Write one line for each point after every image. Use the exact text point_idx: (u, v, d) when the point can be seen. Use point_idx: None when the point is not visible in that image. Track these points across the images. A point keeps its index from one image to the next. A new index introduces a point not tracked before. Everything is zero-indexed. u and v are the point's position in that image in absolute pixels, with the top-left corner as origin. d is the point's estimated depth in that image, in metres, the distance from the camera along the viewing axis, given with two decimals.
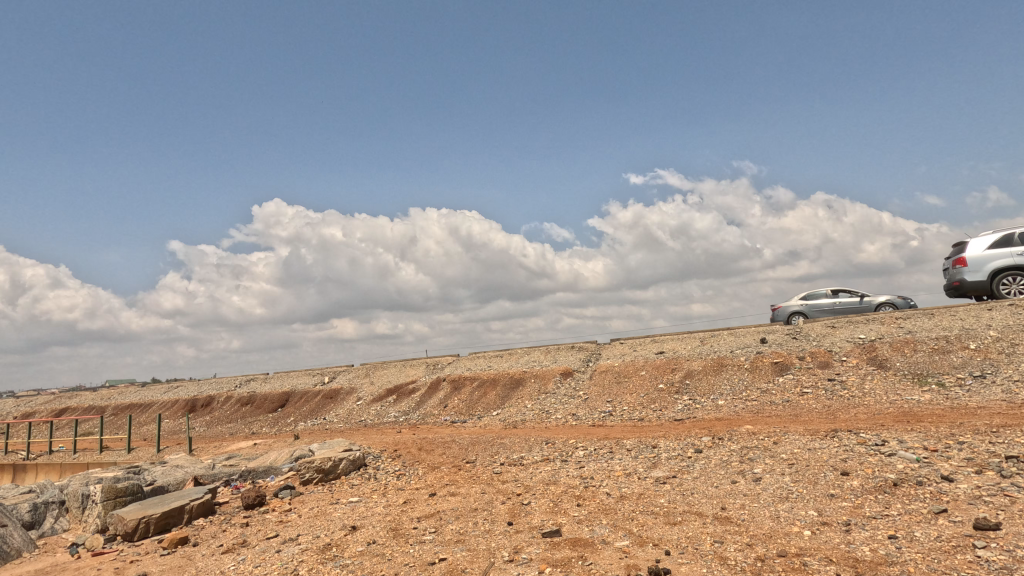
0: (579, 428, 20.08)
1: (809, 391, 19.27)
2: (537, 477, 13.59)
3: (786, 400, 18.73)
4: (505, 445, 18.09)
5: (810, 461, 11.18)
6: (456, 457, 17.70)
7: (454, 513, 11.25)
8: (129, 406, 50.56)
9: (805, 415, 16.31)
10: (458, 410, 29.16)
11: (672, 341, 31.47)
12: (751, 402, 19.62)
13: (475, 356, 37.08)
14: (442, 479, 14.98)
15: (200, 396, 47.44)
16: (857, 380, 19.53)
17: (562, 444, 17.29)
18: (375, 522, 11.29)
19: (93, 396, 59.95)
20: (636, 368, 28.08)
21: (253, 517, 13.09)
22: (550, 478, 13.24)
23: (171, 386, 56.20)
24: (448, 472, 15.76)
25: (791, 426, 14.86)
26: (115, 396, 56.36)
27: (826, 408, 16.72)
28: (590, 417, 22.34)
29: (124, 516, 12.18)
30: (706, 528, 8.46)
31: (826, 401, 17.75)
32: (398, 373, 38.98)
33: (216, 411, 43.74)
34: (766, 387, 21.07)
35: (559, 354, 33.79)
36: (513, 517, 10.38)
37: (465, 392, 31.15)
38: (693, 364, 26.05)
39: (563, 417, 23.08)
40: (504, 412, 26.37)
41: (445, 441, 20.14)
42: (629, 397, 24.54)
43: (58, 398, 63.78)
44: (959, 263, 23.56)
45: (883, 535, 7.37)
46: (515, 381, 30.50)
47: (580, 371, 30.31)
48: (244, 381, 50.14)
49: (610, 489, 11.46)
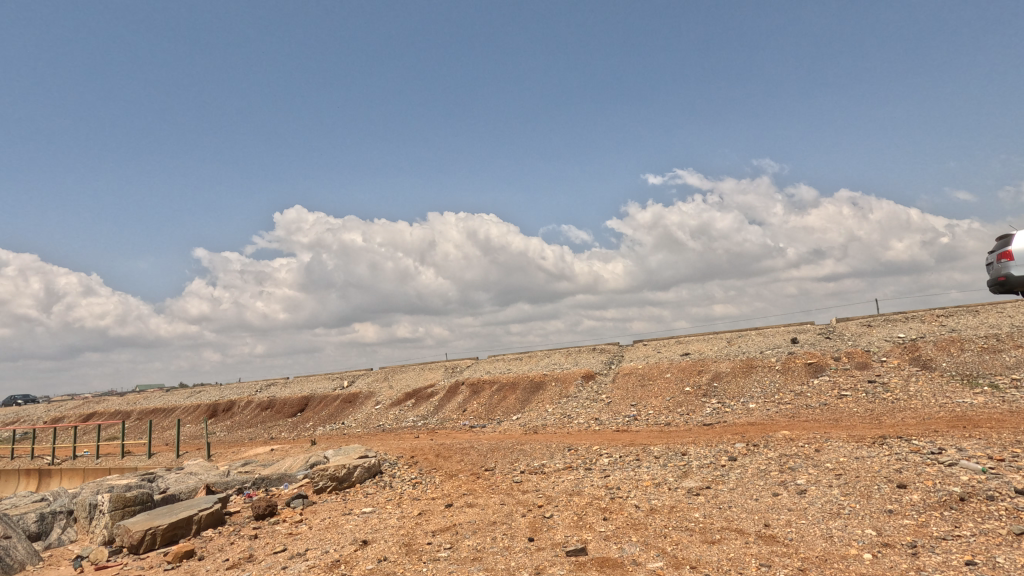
0: (603, 434, 19.22)
1: (848, 394, 18.13)
2: (560, 486, 12.79)
3: (824, 403, 17.63)
4: (526, 452, 17.33)
5: (859, 471, 10.20)
6: (475, 464, 17.00)
7: (472, 526, 10.52)
8: (153, 411, 50.99)
9: (846, 420, 15.23)
10: (478, 414, 28.49)
11: (698, 342, 30.37)
12: (785, 405, 18.56)
13: (494, 359, 36.40)
14: (460, 488, 14.28)
15: (222, 401, 47.60)
16: (900, 382, 18.34)
17: (586, 450, 16.47)
18: (387, 536, 10.64)
19: (119, 401, 60.84)
20: (661, 370, 27.07)
21: (262, 529, 12.56)
22: (573, 488, 12.43)
23: (194, 390, 56.72)
24: (466, 480, 15.06)
25: (833, 432, 13.83)
26: (140, 401, 57.07)
27: (870, 413, 15.61)
28: (613, 422, 21.48)
29: (130, 527, 11.76)
30: (750, 549, 7.61)
31: (869, 404, 16.64)
32: (417, 377, 38.49)
33: (236, 416, 43.83)
34: (801, 390, 19.95)
35: (580, 357, 32.92)
36: (535, 533, 9.61)
37: (485, 395, 30.45)
38: (721, 366, 25.00)
39: (585, 422, 22.24)
40: (525, 417, 25.62)
41: (463, 447, 19.49)
42: (654, 400, 23.58)
43: (85, 403, 64.88)
44: (1005, 258, 22.19)
45: (958, 560, 6.44)
46: (535, 384, 29.74)
47: (603, 374, 29.40)
48: (265, 386, 50.20)
49: (638, 501, 10.61)
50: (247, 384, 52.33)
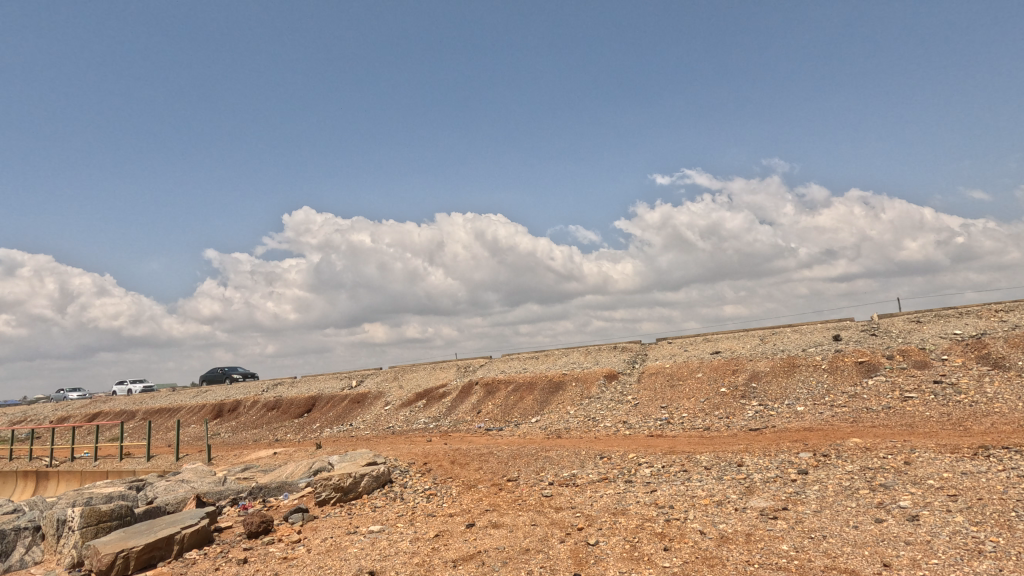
0: (635, 440, 17.33)
1: (914, 396, 16.13)
2: (599, 503, 10.95)
3: (888, 408, 15.66)
4: (553, 459, 15.49)
5: (979, 491, 8.28)
6: (495, 473, 15.20)
7: (501, 555, 8.72)
8: (158, 411, 49.68)
9: (923, 426, 13.29)
10: (493, 416, 26.70)
11: (728, 340, 28.44)
12: (841, 409, 16.59)
13: (508, 358, 34.61)
14: (482, 502, 12.50)
15: (227, 401, 46.17)
16: (972, 383, 16.36)
17: (621, 459, 14.61)
18: (399, 565, 8.84)
19: (124, 401, 59.53)
20: (691, 369, 25.16)
21: (255, 550, 10.87)
22: (616, 506, 10.58)
23: (200, 390, 55.53)
24: (488, 493, 13.27)
25: (916, 440, 11.88)
26: (145, 401, 55.85)
27: (948, 418, 13.65)
28: (644, 426, 19.57)
29: (99, 549, 10.07)
30: None
31: (943, 408, 14.64)
32: (429, 376, 36.77)
33: (242, 416, 42.40)
34: (855, 392, 17.96)
35: (601, 356, 31.02)
36: (580, 567, 7.81)
37: (500, 396, 28.65)
38: (758, 365, 23.02)
39: (613, 426, 20.36)
40: (545, 419, 23.84)
41: (482, 453, 17.69)
42: (687, 402, 21.68)
43: (92, 402, 63.89)
44: None
45: None
46: (554, 384, 27.89)
47: (626, 374, 27.54)
48: (272, 385, 48.75)
49: (701, 527, 8.77)
50: (253, 384, 50.96)
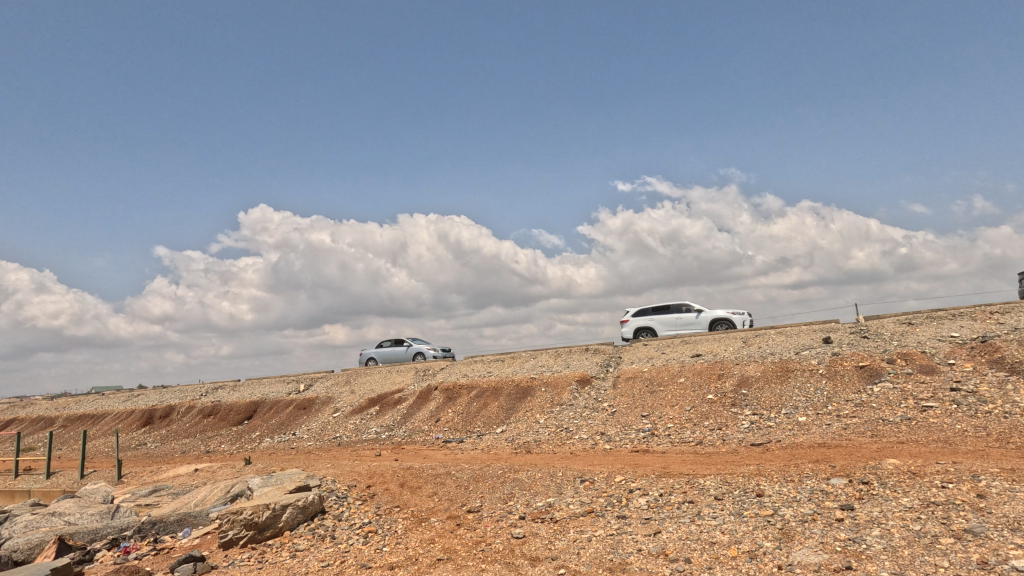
0: (617, 456, 14.81)
1: (934, 406, 14.18)
2: (589, 552, 8.32)
3: (907, 419, 13.63)
4: (522, 483, 12.77)
5: None
6: (453, 502, 12.39)
7: None
8: (80, 417, 44.70)
9: (964, 443, 11.22)
10: (453, 426, 23.81)
11: (708, 342, 26.44)
12: (852, 421, 14.58)
13: (471, 361, 31.80)
14: (434, 547, 9.69)
15: (158, 406, 41.71)
16: (995, 390, 14.52)
17: (608, 483, 11.97)
18: None
19: (43, 407, 53.80)
20: (672, 374, 22.90)
21: None
22: (613, 558, 7.94)
23: (131, 394, 50.57)
24: (444, 533, 10.45)
25: (970, 463, 9.74)
26: (67, 407, 50.55)
27: (991, 433, 11.60)
28: (626, 439, 17.03)
29: None
30: None
31: (976, 420, 12.65)
32: (383, 380, 33.53)
33: (174, 424, 38.17)
34: (862, 401, 16.03)
35: (572, 358, 28.55)
36: None
37: (462, 403, 25.77)
38: (746, 369, 20.91)
39: (589, 439, 17.77)
40: (512, 429, 21.15)
41: (438, 473, 14.78)
42: (670, 410, 19.39)
43: (7, 408, 57.82)
44: None
45: None
46: (521, 390, 25.17)
47: (600, 378, 25.13)
48: (211, 389, 44.53)
49: None
50: (191, 388, 46.59)
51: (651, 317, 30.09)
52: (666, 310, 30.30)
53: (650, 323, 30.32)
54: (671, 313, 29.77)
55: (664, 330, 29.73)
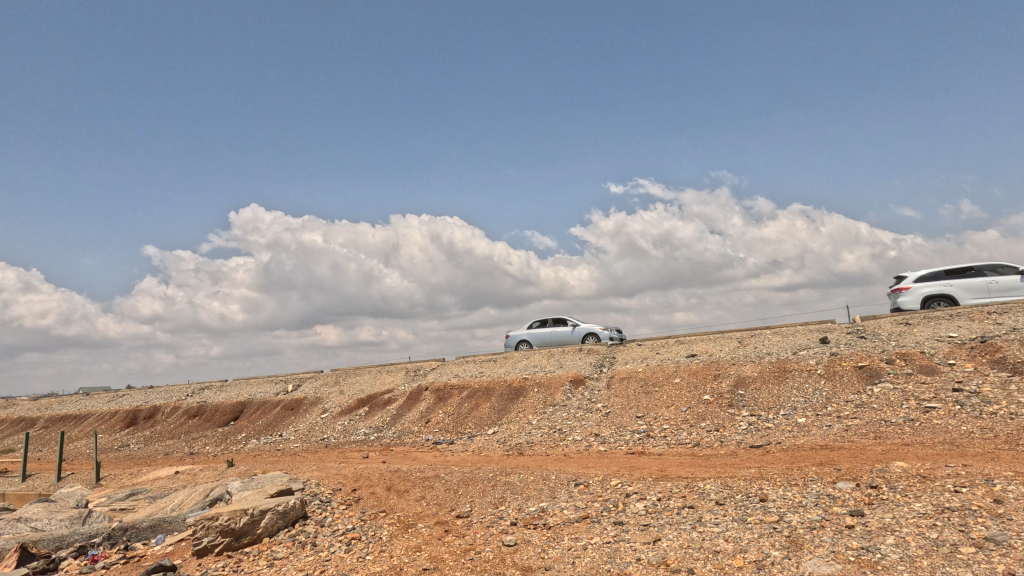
0: (612, 459, 14.32)
1: (937, 407, 13.80)
2: (585, 562, 7.81)
3: (910, 421, 13.23)
4: (514, 487, 12.23)
5: None
6: (441, 507, 11.84)
7: None
8: (62, 418, 43.74)
9: (972, 445, 10.83)
10: (443, 427, 23.24)
11: (704, 342, 26.05)
12: (853, 423, 14.19)
13: (463, 361, 31.25)
14: (421, 556, 9.15)
15: (142, 407, 40.84)
16: (999, 391, 14.17)
17: (603, 487, 11.47)
18: None
19: (25, 408, 52.70)
20: (667, 374, 22.46)
21: None
22: (610, 569, 7.44)
23: (116, 395, 49.61)
24: (432, 540, 9.90)
25: (982, 466, 9.34)
26: (50, 407, 49.55)
27: (998, 435, 11.22)
28: (621, 441, 16.55)
29: None
30: None
31: (982, 422, 12.27)
32: (373, 381, 32.90)
33: (158, 425, 37.33)
34: (862, 402, 15.65)
35: (565, 358, 28.08)
36: None
37: (452, 404, 25.22)
38: (742, 369, 20.51)
39: (583, 440, 17.28)
40: (504, 431, 20.61)
41: (426, 476, 14.21)
42: (666, 411, 18.94)
43: None
44: None
45: None
46: (514, 390, 24.63)
47: (593, 378, 24.66)
48: (197, 389, 43.71)
49: None
50: (177, 388, 45.73)
51: (948, 283, 23.90)
52: (964, 274, 23.83)
53: (946, 290, 23.94)
54: (974, 275, 23.57)
55: (969, 299, 23.53)
